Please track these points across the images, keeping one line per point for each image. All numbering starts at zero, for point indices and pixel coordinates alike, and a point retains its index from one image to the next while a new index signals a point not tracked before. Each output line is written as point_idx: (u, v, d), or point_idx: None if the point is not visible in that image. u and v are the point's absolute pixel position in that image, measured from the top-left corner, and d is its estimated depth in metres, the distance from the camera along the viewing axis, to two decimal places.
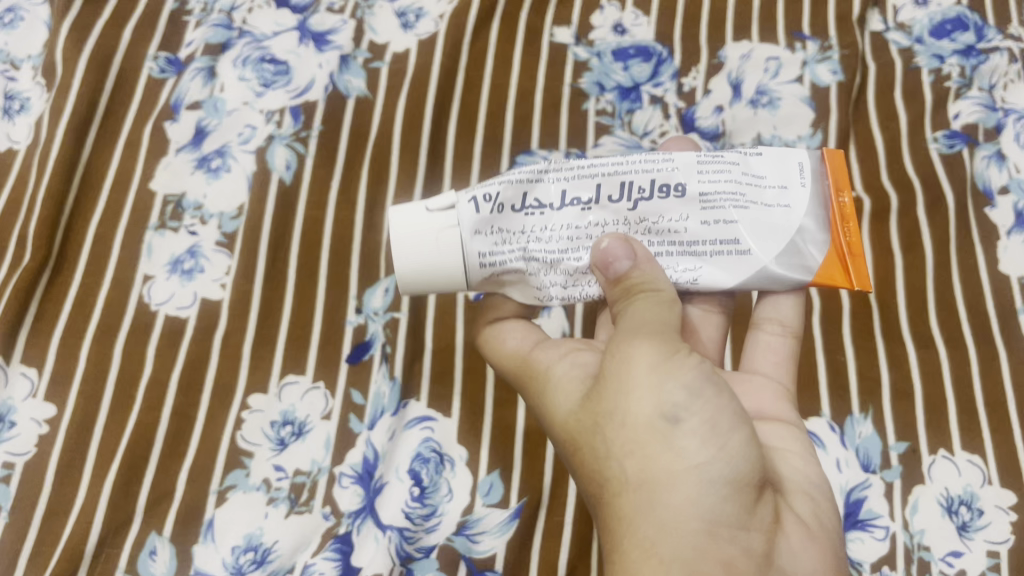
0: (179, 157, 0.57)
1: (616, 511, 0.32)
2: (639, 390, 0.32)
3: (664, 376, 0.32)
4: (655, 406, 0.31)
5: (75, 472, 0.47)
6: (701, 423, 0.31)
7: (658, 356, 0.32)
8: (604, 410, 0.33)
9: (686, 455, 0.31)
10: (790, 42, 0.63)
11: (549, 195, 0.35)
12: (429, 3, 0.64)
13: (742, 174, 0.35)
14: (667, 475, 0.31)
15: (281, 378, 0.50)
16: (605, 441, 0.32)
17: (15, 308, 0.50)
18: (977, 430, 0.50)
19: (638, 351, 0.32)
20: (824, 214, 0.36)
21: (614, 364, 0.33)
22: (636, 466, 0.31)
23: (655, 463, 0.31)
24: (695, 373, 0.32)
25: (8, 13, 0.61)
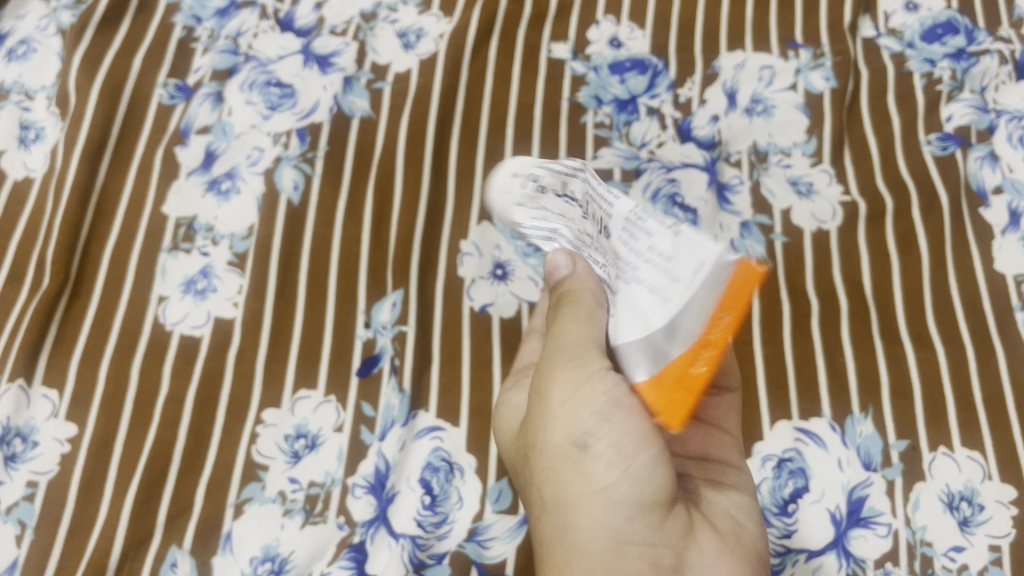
0: (189, 181, 0.58)
1: (541, 519, 0.36)
2: (557, 414, 0.35)
3: (578, 402, 0.34)
4: (569, 431, 0.34)
5: (97, 489, 0.48)
6: (609, 447, 0.34)
7: (575, 379, 0.34)
8: (532, 429, 0.36)
9: (595, 478, 0.34)
10: (783, 51, 0.65)
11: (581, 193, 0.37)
12: (430, 24, 0.65)
13: (649, 249, 0.34)
14: (578, 498, 0.34)
15: (294, 393, 0.52)
16: (533, 459, 0.36)
17: (36, 332, 0.52)
18: (976, 426, 0.50)
19: (558, 375, 0.35)
20: (695, 322, 0.33)
21: (540, 390, 0.36)
22: (554, 485, 0.35)
23: (568, 484, 0.34)
24: (607, 395, 0.34)
25: (22, 45, 0.63)
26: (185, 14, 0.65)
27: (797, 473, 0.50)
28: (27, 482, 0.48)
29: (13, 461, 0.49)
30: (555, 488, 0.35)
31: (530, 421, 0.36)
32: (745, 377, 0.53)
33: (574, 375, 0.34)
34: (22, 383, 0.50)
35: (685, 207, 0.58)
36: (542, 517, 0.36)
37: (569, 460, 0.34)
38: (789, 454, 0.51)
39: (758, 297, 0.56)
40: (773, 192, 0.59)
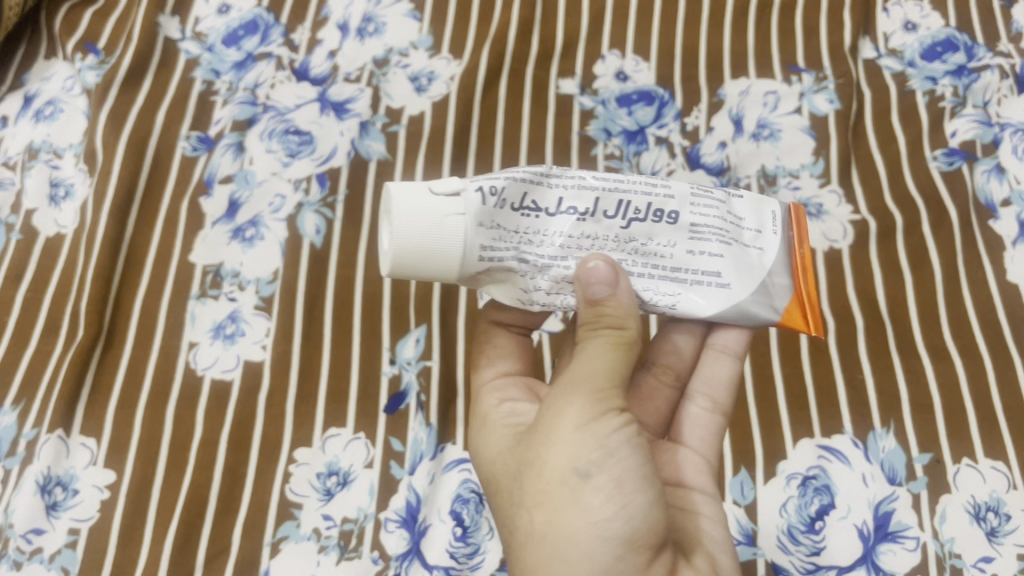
0: (215, 230, 0.60)
1: (518, 539, 0.35)
2: (564, 437, 0.34)
3: (582, 426, 0.34)
4: (574, 462, 0.34)
5: (137, 534, 0.49)
6: (609, 480, 0.34)
7: (577, 403, 0.34)
8: (529, 455, 0.35)
9: (590, 511, 0.33)
10: (786, 76, 0.66)
11: (545, 199, 0.35)
12: (440, 67, 0.68)
13: (727, 213, 0.37)
14: (568, 527, 0.33)
15: (324, 432, 0.53)
16: (522, 482, 0.35)
17: (73, 382, 0.53)
18: (999, 437, 0.51)
19: (562, 398, 0.35)
20: (789, 262, 0.37)
21: (547, 417, 0.35)
22: (543, 505, 0.34)
23: (562, 512, 0.33)
24: (617, 434, 0.34)
25: (48, 106, 0.66)
26: (204, 68, 0.67)
27: (822, 490, 0.50)
28: (68, 529, 0.50)
29: (55, 510, 0.50)
30: (542, 508, 0.34)
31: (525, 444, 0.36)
32: (766, 398, 0.54)
33: (573, 394, 0.34)
34: (60, 433, 0.52)
35: None
36: (518, 535, 0.35)
37: (561, 483, 0.34)
38: (813, 471, 0.51)
39: None
40: None
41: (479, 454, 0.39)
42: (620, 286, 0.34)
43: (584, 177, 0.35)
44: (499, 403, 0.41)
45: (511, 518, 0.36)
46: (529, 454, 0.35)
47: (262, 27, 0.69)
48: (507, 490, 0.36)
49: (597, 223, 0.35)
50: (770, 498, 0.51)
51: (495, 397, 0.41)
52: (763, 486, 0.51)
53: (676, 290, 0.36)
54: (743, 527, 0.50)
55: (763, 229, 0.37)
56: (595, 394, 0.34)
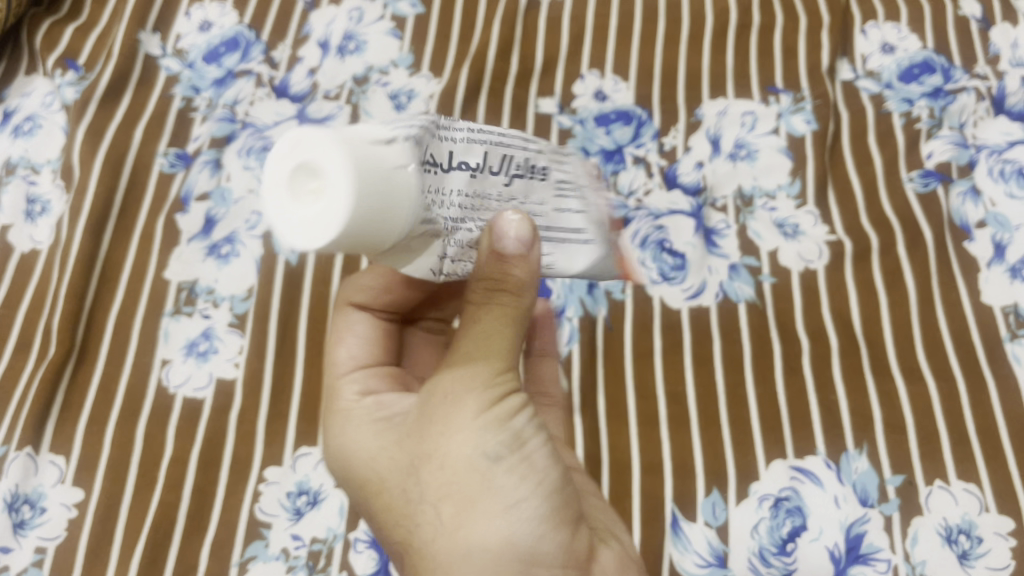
0: (190, 246, 0.60)
1: (419, 536, 0.32)
2: (466, 424, 0.32)
3: (481, 410, 0.32)
4: (483, 448, 0.32)
5: (103, 553, 0.49)
6: (516, 462, 0.32)
7: (474, 385, 0.32)
8: (422, 447, 0.32)
9: (502, 494, 0.31)
10: (764, 96, 0.66)
11: (443, 152, 0.30)
12: (420, 85, 0.68)
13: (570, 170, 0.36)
14: (483, 514, 0.31)
15: (295, 451, 0.53)
16: (417, 478, 0.32)
17: (43, 400, 0.53)
18: (971, 458, 0.51)
19: (458, 385, 0.33)
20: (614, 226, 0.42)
21: (439, 405, 0.33)
22: (451, 496, 0.31)
23: (472, 497, 0.31)
24: (515, 416, 0.33)
25: (28, 121, 0.66)
26: (184, 85, 0.67)
27: (794, 512, 0.50)
28: (35, 548, 0.49)
29: (22, 528, 0.50)
30: (447, 499, 0.31)
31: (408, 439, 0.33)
32: (739, 419, 0.54)
33: (468, 379, 0.33)
34: (30, 450, 0.52)
35: (674, 252, 0.60)
36: (420, 534, 0.32)
37: (464, 471, 0.31)
38: (785, 493, 0.51)
39: (749, 336, 0.56)
40: (760, 233, 0.60)
41: (348, 454, 0.35)
42: (531, 249, 0.31)
43: (472, 129, 0.31)
44: (361, 398, 0.37)
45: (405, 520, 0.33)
46: (422, 447, 0.32)
47: (243, 44, 0.69)
48: (400, 491, 0.33)
49: (485, 179, 0.31)
50: (742, 519, 0.50)
51: (355, 390, 0.37)
52: (735, 507, 0.51)
53: (550, 249, 0.34)
54: (714, 549, 0.50)
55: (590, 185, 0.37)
56: (493, 376, 0.33)
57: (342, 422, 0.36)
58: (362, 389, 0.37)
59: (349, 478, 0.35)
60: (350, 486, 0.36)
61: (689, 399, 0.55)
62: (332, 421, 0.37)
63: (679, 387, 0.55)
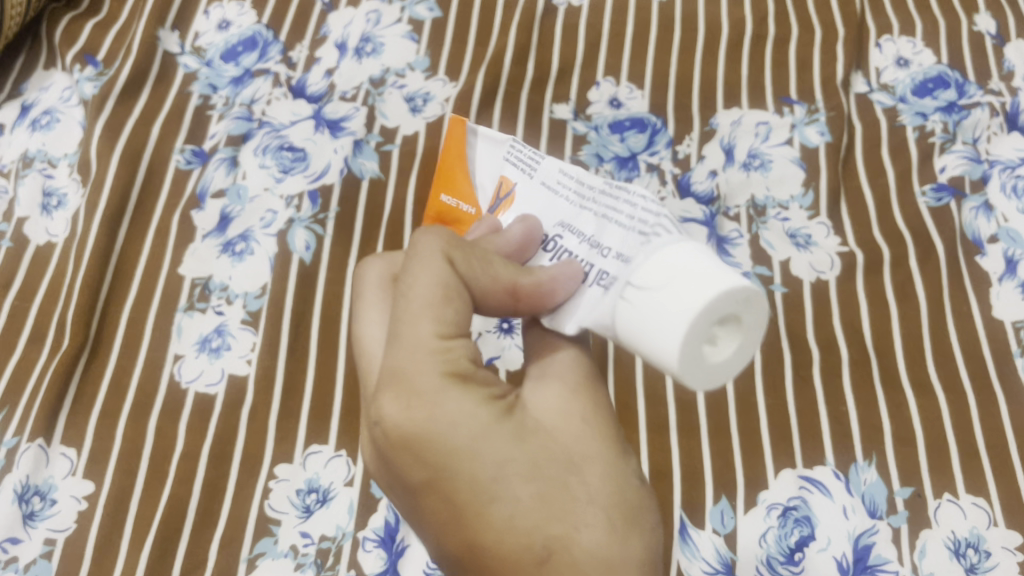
0: (205, 243, 0.60)
1: (583, 539, 0.28)
2: (611, 442, 0.31)
3: (611, 426, 0.32)
4: (627, 465, 0.31)
5: (113, 545, 0.49)
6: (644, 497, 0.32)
7: (589, 402, 0.32)
8: (580, 450, 0.30)
9: (653, 519, 0.31)
10: (778, 107, 0.67)
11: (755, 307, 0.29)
12: (436, 88, 0.68)
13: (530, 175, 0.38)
14: (644, 529, 0.30)
15: (305, 448, 0.53)
16: (580, 477, 0.29)
17: (56, 392, 0.53)
18: (980, 472, 0.51)
19: (590, 408, 0.32)
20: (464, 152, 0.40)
21: (585, 416, 0.31)
22: (618, 506, 0.30)
23: (637, 511, 0.30)
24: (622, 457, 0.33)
25: (45, 115, 0.66)
26: (202, 83, 0.68)
27: (803, 521, 0.50)
28: (44, 539, 0.49)
29: (32, 520, 0.50)
30: (610, 502, 0.29)
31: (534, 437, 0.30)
32: (749, 428, 0.54)
33: (586, 397, 0.32)
34: (41, 441, 0.52)
35: None
36: (586, 535, 0.28)
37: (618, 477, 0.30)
38: (794, 502, 0.51)
39: (760, 345, 0.57)
40: (772, 243, 0.61)
41: (466, 427, 0.29)
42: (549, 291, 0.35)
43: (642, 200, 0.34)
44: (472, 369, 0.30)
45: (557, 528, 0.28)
46: (572, 448, 0.30)
47: (261, 44, 0.70)
48: (553, 489, 0.29)
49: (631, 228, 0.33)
50: (750, 527, 0.50)
51: (465, 357, 0.30)
52: (743, 516, 0.51)
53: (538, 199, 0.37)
54: (721, 556, 0.50)
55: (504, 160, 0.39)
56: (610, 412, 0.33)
57: (448, 398, 0.29)
58: (473, 358, 0.30)
59: (457, 470, 0.28)
60: (452, 480, 0.28)
61: (699, 407, 0.55)
62: (445, 393, 0.29)
63: (689, 394, 0.55)
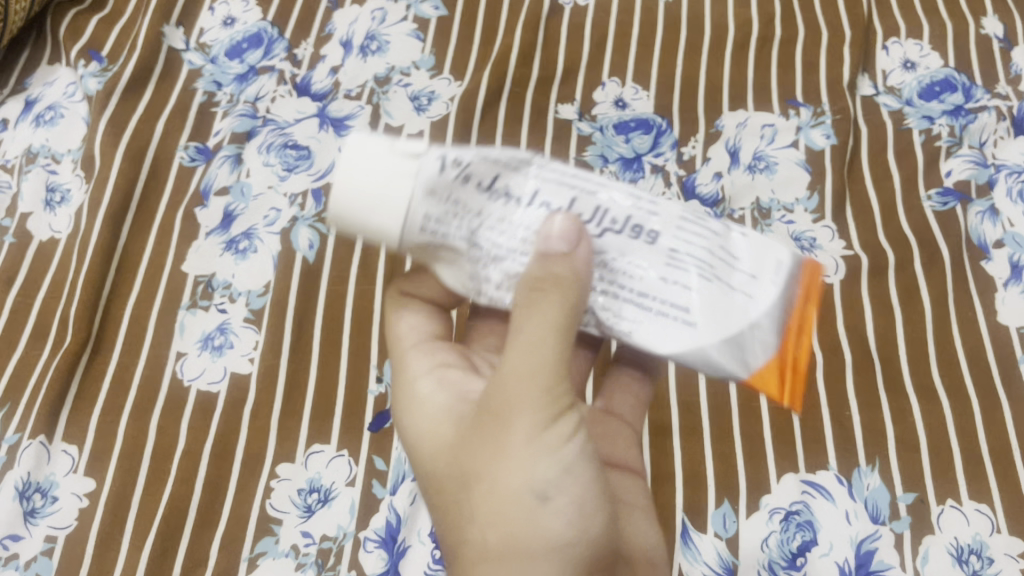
0: (208, 240, 0.60)
1: (466, 551, 0.32)
2: (515, 452, 0.31)
3: (572, 449, 0.31)
4: (533, 478, 0.31)
5: (114, 543, 0.49)
6: (569, 502, 0.31)
7: (557, 417, 0.31)
8: (474, 462, 0.32)
9: (549, 536, 0.31)
10: (784, 109, 0.66)
11: (522, 186, 0.32)
12: (441, 87, 0.68)
13: None
14: (524, 550, 0.31)
15: (307, 448, 0.53)
16: (471, 490, 0.32)
17: (58, 389, 0.53)
18: (983, 478, 0.51)
19: (511, 407, 0.31)
20: None
21: (496, 420, 0.31)
22: (501, 522, 0.31)
23: (517, 533, 0.31)
24: (568, 448, 0.31)
25: (49, 111, 0.66)
26: (206, 80, 0.68)
27: (805, 526, 0.50)
28: (45, 536, 0.49)
29: (33, 517, 0.50)
30: (501, 537, 0.31)
31: (487, 505, 0.31)
32: (752, 432, 0.53)
33: (556, 418, 0.31)
34: (43, 438, 0.52)
35: None
36: (467, 548, 0.32)
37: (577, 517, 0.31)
38: (796, 506, 0.51)
39: None
40: None
41: (412, 433, 0.36)
42: None
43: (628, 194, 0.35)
44: (431, 373, 0.37)
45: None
46: (476, 458, 0.32)
47: (266, 41, 0.70)
48: (452, 495, 0.33)
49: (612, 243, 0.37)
50: (753, 532, 0.50)
51: (432, 363, 0.38)
52: (746, 520, 0.51)
53: None
54: (723, 560, 0.50)
55: None
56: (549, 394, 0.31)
57: (413, 395, 0.37)
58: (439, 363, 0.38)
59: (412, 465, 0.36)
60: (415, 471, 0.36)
61: (703, 409, 0.54)
62: (410, 390, 0.37)
63: (692, 397, 0.55)
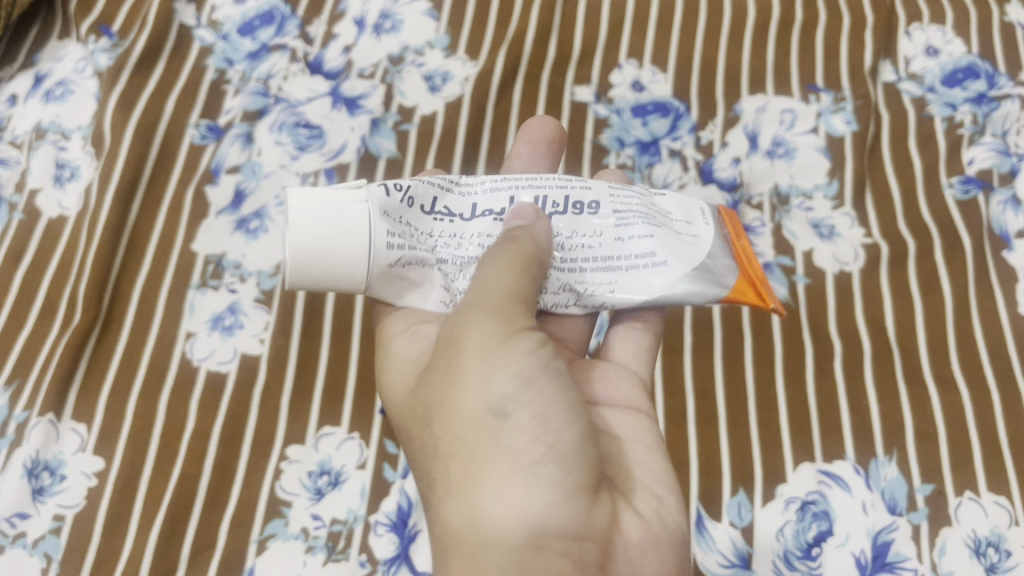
0: (219, 219, 0.59)
1: (439, 487, 0.34)
2: (471, 373, 0.33)
3: (529, 361, 0.34)
4: (489, 397, 0.33)
5: (123, 524, 0.49)
6: (529, 417, 0.33)
7: (511, 335, 0.34)
8: (437, 396, 0.34)
9: (514, 453, 0.32)
10: (804, 95, 0.65)
11: (460, 206, 0.39)
12: (455, 67, 0.67)
13: (649, 206, 0.41)
14: (491, 469, 0.32)
15: (318, 430, 0.52)
16: (434, 428, 0.34)
17: (66, 367, 0.52)
18: (1003, 471, 0.50)
19: (469, 336, 0.34)
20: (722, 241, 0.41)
21: (450, 352, 0.34)
22: (457, 449, 0.33)
23: (479, 452, 0.32)
24: (528, 363, 0.34)
25: (59, 87, 0.65)
26: (217, 57, 0.67)
27: (821, 516, 0.49)
28: (54, 515, 0.49)
29: (41, 495, 0.49)
30: (462, 464, 0.33)
31: (447, 430, 0.33)
32: (768, 420, 0.53)
33: (509, 334, 0.34)
34: (52, 417, 0.51)
35: None
36: (438, 489, 0.34)
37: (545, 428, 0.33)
38: (812, 497, 0.50)
39: (781, 335, 0.56)
40: (795, 233, 0.60)
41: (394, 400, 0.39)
42: (537, 221, 0.37)
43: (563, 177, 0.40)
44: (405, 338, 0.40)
45: (491, 520, 0.32)
46: (437, 397, 0.34)
47: (278, 18, 0.69)
48: (422, 443, 0.35)
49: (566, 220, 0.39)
50: (768, 521, 0.50)
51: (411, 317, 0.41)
52: (761, 509, 0.50)
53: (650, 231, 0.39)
54: (738, 550, 0.49)
55: (692, 220, 0.41)
56: (500, 317, 0.34)
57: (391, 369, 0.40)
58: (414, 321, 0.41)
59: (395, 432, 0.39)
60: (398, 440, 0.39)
61: (718, 397, 0.54)
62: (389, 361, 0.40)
63: (707, 384, 0.54)
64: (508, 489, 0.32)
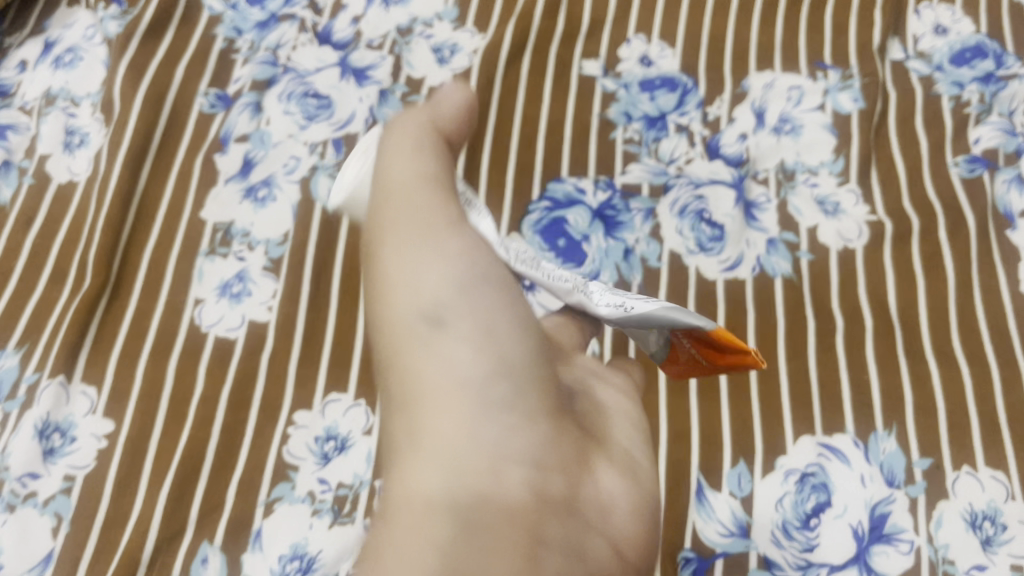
0: (227, 187, 0.60)
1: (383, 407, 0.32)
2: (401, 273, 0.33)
3: (454, 262, 0.33)
4: (419, 299, 0.32)
5: (132, 485, 0.49)
6: (466, 328, 0.31)
7: (439, 229, 0.34)
8: (374, 307, 0.34)
9: (453, 364, 0.30)
10: (812, 72, 0.65)
11: None
12: (463, 40, 0.67)
13: None
14: (426, 379, 0.30)
15: (324, 397, 0.53)
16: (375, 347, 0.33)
17: (76, 330, 0.53)
18: (1000, 447, 0.51)
19: (397, 235, 0.34)
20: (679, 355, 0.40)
21: (380, 251, 0.34)
22: (390, 363, 0.32)
23: (409, 358, 0.31)
24: (457, 261, 0.33)
25: (69, 54, 0.65)
26: (227, 26, 0.67)
27: (819, 488, 0.50)
28: (64, 475, 0.49)
29: (51, 456, 0.50)
30: (399, 383, 0.31)
31: (388, 338, 0.32)
32: (769, 393, 0.53)
33: (429, 232, 0.34)
34: (62, 379, 0.52)
35: (713, 223, 0.59)
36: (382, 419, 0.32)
37: (486, 338, 0.31)
38: (811, 469, 0.51)
39: (784, 311, 0.56)
40: (800, 209, 0.60)
41: None
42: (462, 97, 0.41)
43: None
44: None
45: (428, 434, 0.29)
46: (373, 308, 0.33)
47: None
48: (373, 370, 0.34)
49: None
50: (767, 492, 0.50)
51: None
52: (761, 480, 0.51)
53: None
54: (737, 519, 0.50)
55: None
56: (427, 224, 0.34)
57: None
58: None
59: None
60: None
61: None
62: None
63: None
64: (452, 409, 0.30)
